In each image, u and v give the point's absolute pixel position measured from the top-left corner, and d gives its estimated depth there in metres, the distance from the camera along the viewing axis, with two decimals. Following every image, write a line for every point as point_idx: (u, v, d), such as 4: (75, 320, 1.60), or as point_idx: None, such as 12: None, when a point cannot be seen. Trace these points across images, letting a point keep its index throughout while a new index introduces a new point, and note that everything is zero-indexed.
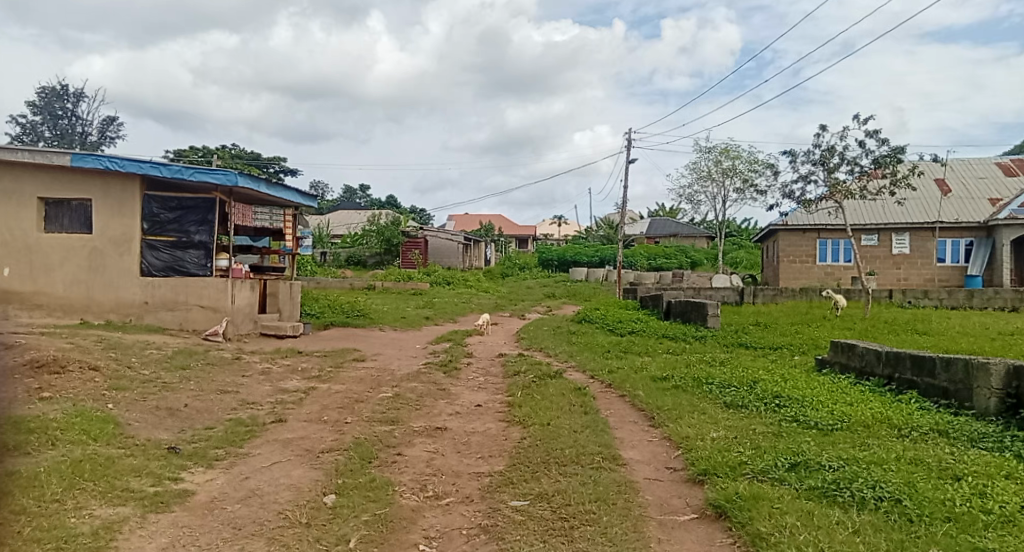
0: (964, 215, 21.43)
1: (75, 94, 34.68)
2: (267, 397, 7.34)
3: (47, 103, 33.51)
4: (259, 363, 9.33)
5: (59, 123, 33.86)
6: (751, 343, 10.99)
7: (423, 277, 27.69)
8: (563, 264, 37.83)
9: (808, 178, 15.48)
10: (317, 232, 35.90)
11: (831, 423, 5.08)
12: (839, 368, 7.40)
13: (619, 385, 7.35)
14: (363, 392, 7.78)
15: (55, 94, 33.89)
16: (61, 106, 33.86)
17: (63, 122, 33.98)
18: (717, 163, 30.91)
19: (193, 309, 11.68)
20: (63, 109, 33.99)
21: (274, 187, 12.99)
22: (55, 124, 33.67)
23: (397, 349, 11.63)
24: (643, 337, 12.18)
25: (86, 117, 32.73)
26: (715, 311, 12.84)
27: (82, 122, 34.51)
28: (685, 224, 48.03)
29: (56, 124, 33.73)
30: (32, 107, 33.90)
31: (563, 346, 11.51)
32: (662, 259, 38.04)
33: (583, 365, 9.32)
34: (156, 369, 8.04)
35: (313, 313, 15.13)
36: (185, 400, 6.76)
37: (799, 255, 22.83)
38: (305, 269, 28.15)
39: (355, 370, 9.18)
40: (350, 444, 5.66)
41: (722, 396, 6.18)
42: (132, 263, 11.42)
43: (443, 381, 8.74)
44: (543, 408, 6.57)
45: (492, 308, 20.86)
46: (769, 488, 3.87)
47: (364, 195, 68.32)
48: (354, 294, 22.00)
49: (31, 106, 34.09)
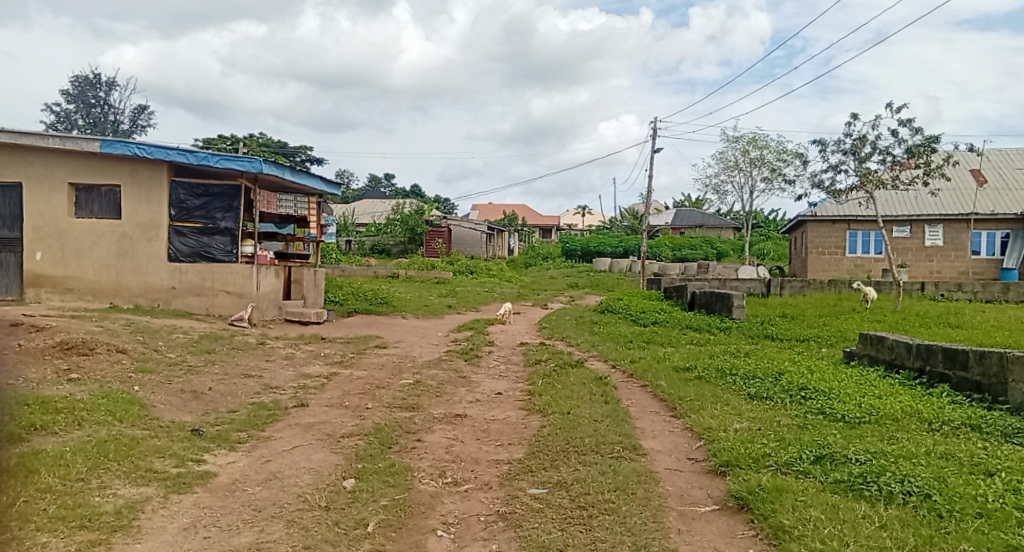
0: (1001, 206, 20.82)
1: (107, 82, 35.32)
2: (290, 381, 7.41)
3: (81, 91, 34.21)
4: (283, 348, 9.43)
5: (93, 112, 34.53)
6: (778, 335, 10.81)
7: (446, 266, 27.77)
8: (586, 254, 37.65)
9: (839, 167, 15.15)
10: (342, 221, 36.18)
11: (859, 416, 4.96)
12: (868, 361, 7.24)
13: (641, 375, 7.28)
14: (384, 378, 7.82)
15: (88, 83, 34.58)
16: (94, 95, 34.53)
17: (96, 110, 34.65)
18: (745, 152, 30.41)
19: (219, 295, 11.82)
20: (96, 98, 34.67)
21: (299, 174, 13.06)
22: (88, 112, 34.35)
23: (419, 337, 11.67)
24: (667, 327, 12.07)
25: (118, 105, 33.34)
26: (740, 302, 12.68)
27: (115, 111, 35.13)
28: (711, 215, 47.46)
29: (90, 113, 34.41)
30: (67, 95, 34.63)
31: (585, 336, 11.44)
32: (687, 250, 37.66)
33: (605, 355, 9.26)
34: (182, 353, 8.17)
35: (337, 300, 15.26)
36: (209, 383, 6.86)
37: (827, 247, 22.41)
38: (329, 257, 28.39)
39: (377, 356, 9.24)
40: (371, 430, 5.68)
41: (746, 387, 6.08)
42: (160, 248, 11.60)
43: (464, 368, 8.74)
44: (563, 397, 6.53)
45: (514, 298, 20.85)
46: (793, 480, 3.78)
47: (388, 184, 68.67)
48: (378, 282, 22.15)
49: (66, 95, 34.82)
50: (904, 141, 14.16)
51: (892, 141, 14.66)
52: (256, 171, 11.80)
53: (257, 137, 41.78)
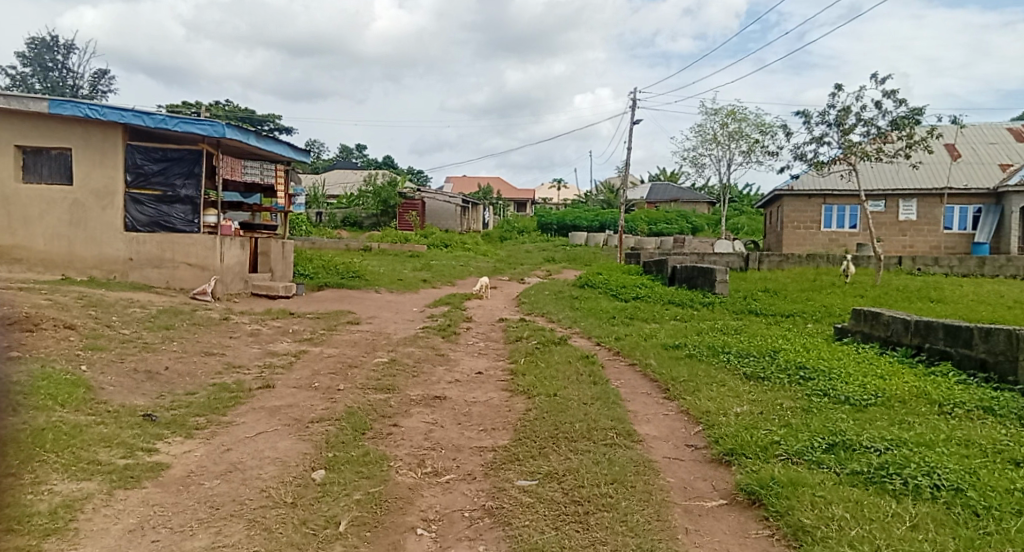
0: (973, 181, 20.91)
1: (65, 45, 33.59)
2: (255, 360, 6.94)
3: (37, 54, 32.51)
4: (248, 324, 8.90)
5: (51, 75, 32.85)
6: (762, 311, 10.58)
7: (420, 239, 27.16)
8: (562, 228, 37.27)
9: (822, 139, 14.93)
10: (312, 192, 35.17)
11: (865, 399, 4.69)
12: (861, 337, 7.01)
13: (628, 353, 6.96)
14: (358, 356, 7.38)
15: (44, 45, 32.76)
16: (51, 58, 32.79)
17: (54, 74, 32.97)
18: (723, 125, 30.14)
19: (180, 267, 11.19)
20: (54, 61, 32.94)
21: (265, 139, 12.34)
22: (45, 76, 32.71)
23: (393, 312, 11.21)
24: (648, 302, 11.80)
25: (77, 68, 31.74)
26: (723, 277, 12.43)
27: (74, 75, 33.45)
28: (686, 189, 47.32)
29: (47, 77, 32.76)
30: (22, 57, 32.90)
31: (566, 312, 11.09)
32: (663, 224, 37.50)
33: (588, 331, 8.92)
34: (138, 329, 7.60)
35: (307, 273, 14.69)
36: (166, 362, 6.34)
37: (803, 221, 22.35)
38: (299, 229, 27.59)
39: (350, 333, 8.77)
40: (343, 414, 5.25)
41: (741, 366, 5.77)
42: (116, 217, 10.89)
43: (441, 346, 8.33)
44: (549, 378, 6.17)
45: (490, 272, 20.38)
46: (807, 472, 3.47)
47: (361, 156, 67.30)
48: (350, 255, 21.52)
49: (20, 56, 33.06)
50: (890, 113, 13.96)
51: (876, 113, 14.47)
52: (218, 135, 11.09)
53: (224, 105, 40.31)
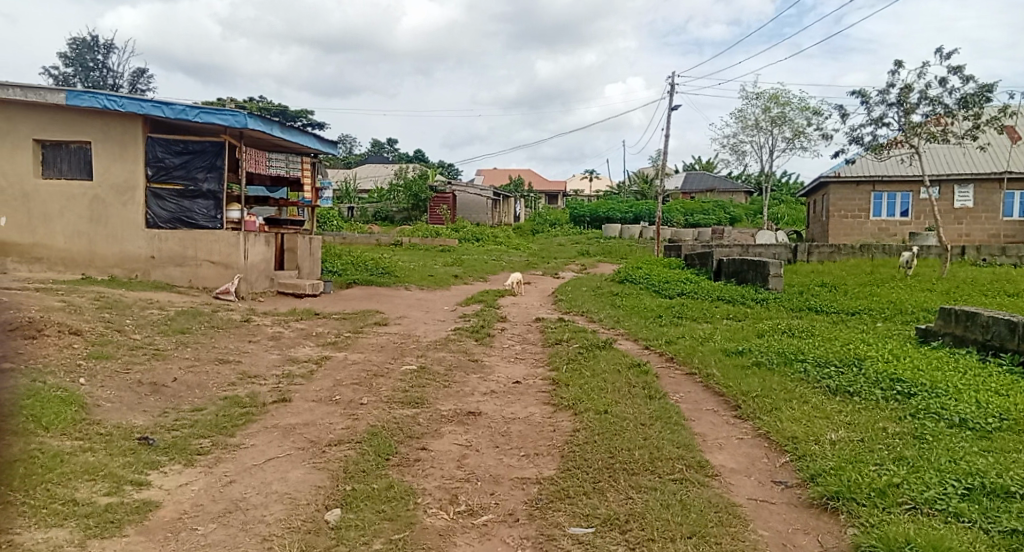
0: None
1: (106, 45, 33.76)
2: (273, 368, 6.33)
3: (79, 55, 32.75)
4: (269, 326, 8.35)
5: (92, 76, 33.14)
6: (822, 308, 9.68)
7: (451, 233, 26.58)
8: (595, 220, 36.33)
9: (881, 121, 13.86)
10: (344, 187, 34.87)
11: (989, 422, 3.86)
12: (952, 340, 6.15)
13: (684, 360, 6.19)
14: (384, 363, 6.73)
15: (86, 46, 32.95)
16: (92, 58, 32.93)
17: (95, 74, 33.21)
18: (766, 110, 28.87)
19: (203, 265, 10.67)
20: (95, 61, 33.11)
21: (289, 130, 11.77)
22: (87, 76, 33.01)
23: (423, 311, 10.59)
24: (695, 299, 10.99)
25: (117, 69, 31.83)
26: (777, 271, 11.49)
27: (114, 75, 33.63)
28: (723, 179, 45.95)
29: (89, 77, 33.06)
30: (64, 59, 33.20)
31: (607, 310, 10.33)
32: (700, 215, 36.30)
33: (634, 333, 8.15)
34: (151, 333, 7.07)
35: (335, 270, 14.17)
36: (175, 372, 5.78)
37: (851, 210, 21.12)
38: (329, 224, 27.29)
39: (377, 335, 8.14)
40: (364, 435, 4.60)
41: (823, 379, 4.96)
42: (137, 213, 10.45)
43: (474, 350, 7.64)
44: (596, 390, 5.46)
45: (523, 266, 19.70)
46: (948, 530, 2.71)
47: (392, 150, 67.08)
48: (381, 250, 21.02)
49: (63, 57, 33.39)
50: (959, 90, 12.84)
51: (942, 91, 13.36)
52: (240, 126, 10.55)
53: (257, 101, 40.27)
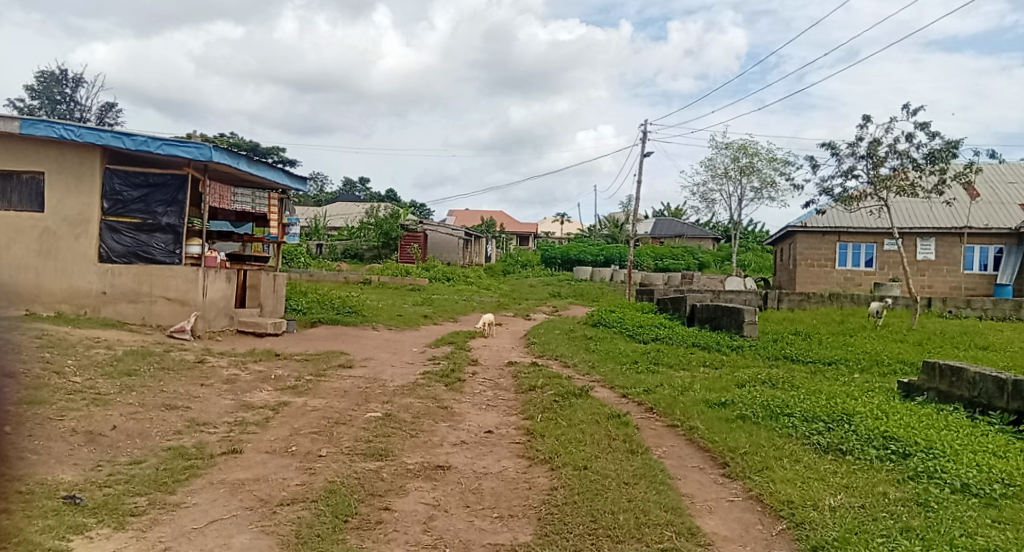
0: (994, 220, 19.99)
1: (74, 79, 33.11)
2: (225, 415, 5.85)
3: (46, 87, 32.02)
4: (225, 368, 7.85)
5: (58, 108, 32.39)
6: (798, 358, 9.53)
7: (421, 272, 26.20)
8: (566, 262, 36.28)
9: (851, 172, 14.08)
10: (313, 224, 34.37)
11: (994, 489, 3.63)
12: (937, 396, 5.99)
13: (665, 411, 5.89)
14: (346, 410, 6.30)
15: (54, 78, 32.25)
16: (60, 91, 32.21)
17: (61, 107, 32.47)
18: (735, 159, 29.42)
19: (158, 302, 10.14)
20: (63, 94, 32.38)
21: (256, 163, 11.41)
22: (53, 109, 32.25)
23: (390, 353, 10.16)
24: (671, 345, 10.78)
25: (84, 103, 31.15)
26: (752, 318, 11.36)
27: (81, 108, 32.91)
28: (691, 226, 46.57)
29: (55, 109, 32.30)
30: (30, 90, 32.44)
31: (581, 355, 10.03)
32: (669, 260, 36.56)
33: (610, 380, 7.85)
34: (93, 376, 6.52)
35: (299, 308, 13.68)
36: (115, 420, 5.27)
37: (818, 258, 21.37)
38: (296, 262, 26.71)
39: (340, 379, 7.69)
40: (321, 493, 4.18)
41: (813, 436, 4.70)
42: (89, 246, 9.92)
43: (443, 396, 7.24)
44: (574, 443, 5.12)
45: (494, 308, 19.37)
46: None
47: (364, 189, 66.79)
48: (348, 289, 20.52)
49: (29, 89, 32.62)
50: (926, 145, 13.13)
51: (909, 145, 13.65)
52: (205, 158, 10.17)
53: (228, 137, 39.77)
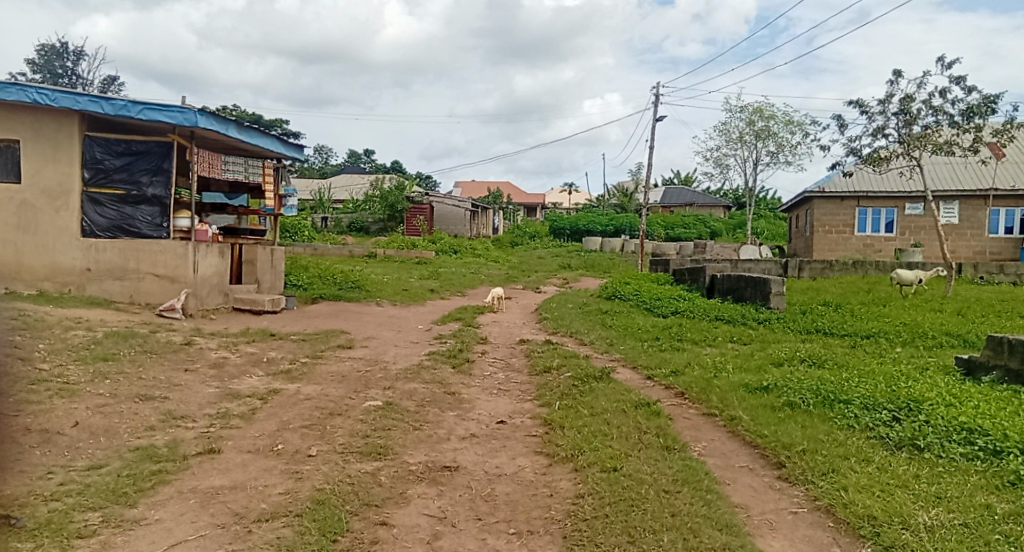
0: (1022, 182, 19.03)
1: (75, 52, 32.09)
2: (207, 407, 5.24)
3: (47, 62, 31.04)
4: (213, 350, 7.24)
5: (59, 83, 31.51)
6: (831, 331, 8.84)
7: (428, 245, 25.51)
8: (575, 233, 35.48)
9: (881, 131, 13.19)
10: (318, 196, 33.68)
11: None
12: (1008, 376, 5.29)
13: (698, 398, 5.22)
14: (342, 398, 5.66)
15: (54, 52, 31.25)
16: (61, 65, 31.22)
17: (63, 82, 31.59)
18: (750, 123, 28.35)
19: (146, 279, 9.45)
20: (64, 68, 31.43)
21: (247, 130, 10.65)
22: (54, 84, 31.35)
23: (393, 331, 9.53)
24: (692, 319, 10.10)
25: (85, 77, 30.21)
26: (779, 289, 10.62)
27: (83, 83, 32.05)
28: (702, 194, 45.55)
29: (56, 85, 31.42)
30: (31, 65, 31.53)
31: (597, 331, 9.36)
32: (680, 229, 35.73)
33: (633, 360, 7.18)
34: (65, 363, 5.90)
35: (299, 284, 13.06)
36: (79, 415, 4.65)
37: (836, 225, 20.53)
38: (300, 235, 26.09)
39: (338, 362, 7.06)
40: (307, 505, 3.55)
41: (882, 431, 4.02)
42: (71, 220, 9.28)
43: (450, 380, 6.60)
44: (599, 437, 4.49)
45: (503, 280, 18.71)
46: None
47: (369, 161, 65.82)
48: (352, 262, 19.88)
49: (30, 63, 31.72)
50: (964, 99, 12.23)
51: (944, 101, 12.76)
52: (190, 124, 9.42)
53: (231, 110, 38.84)
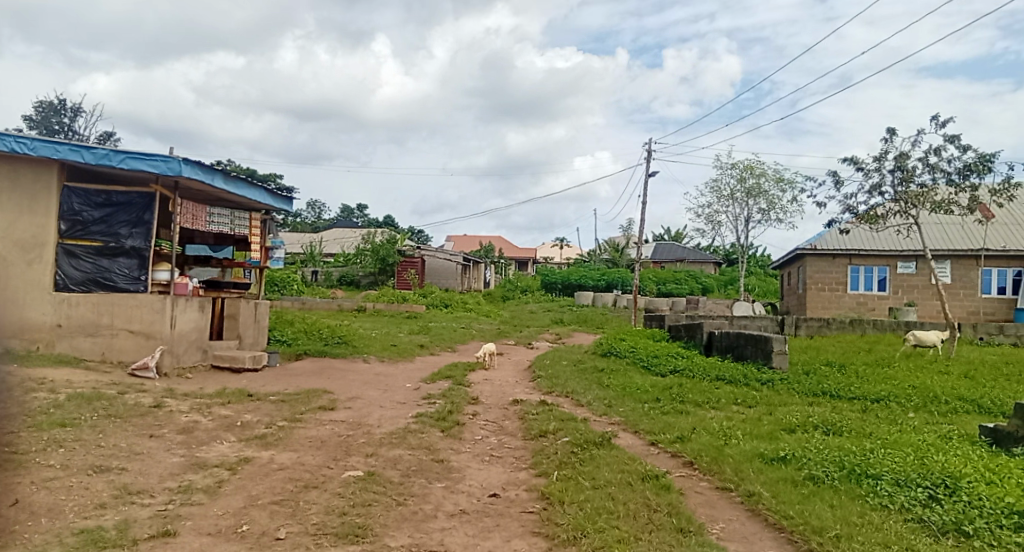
0: (1012, 242, 19.00)
1: (73, 108, 32.16)
2: (169, 479, 4.74)
3: (45, 118, 31.02)
4: (184, 414, 6.74)
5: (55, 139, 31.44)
6: (839, 393, 8.44)
7: (418, 299, 25.11)
8: (567, 288, 35.21)
9: (877, 189, 13.09)
10: (309, 249, 33.44)
11: None
12: None
13: (709, 470, 4.79)
14: (319, 468, 5.17)
15: (52, 108, 31.27)
16: (58, 122, 31.20)
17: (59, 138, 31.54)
18: (741, 180, 28.53)
19: (119, 335, 8.97)
20: (61, 125, 31.43)
21: (234, 181, 10.38)
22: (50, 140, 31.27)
23: (379, 391, 9.03)
24: (692, 379, 9.68)
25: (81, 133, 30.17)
26: (781, 348, 10.24)
27: (79, 139, 32.03)
28: (693, 250, 45.62)
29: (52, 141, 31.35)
30: (29, 120, 31.56)
31: (594, 390, 8.92)
32: (673, 284, 35.56)
33: (634, 424, 6.72)
34: (18, 430, 5.40)
35: (283, 339, 12.58)
36: (20, 492, 4.15)
37: (830, 282, 20.34)
38: (289, 289, 25.70)
39: (318, 426, 6.56)
40: None
41: (924, 515, 3.61)
42: (43, 274, 8.87)
43: (439, 446, 6.12)
44: (605, 516, 4.03)
45: (494, 335, 18.26)
46: None
47: (362, 216, 65.94)
48: (341, 317, 19.45)
49: (27, 119, 31.75)
50: (959, 157, 12.21)
51: (939, 159, 12.76)
52: (173, 174, 9.13)
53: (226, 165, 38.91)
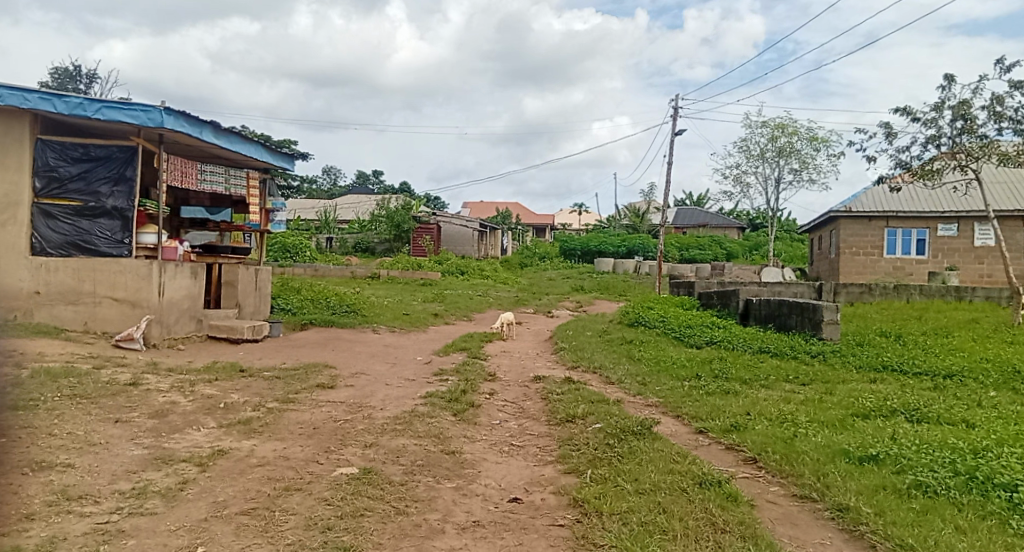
0: None
1: (88, 75, 31.36)
2: (122, 479, 3.90)
3: (60, 85, 30.14)
4: (162, 393, 5.93)
5: None
6: (903, 369, 7.44)
7: (434, 266, 24.25)
8: (586, 254, 34.18)
9: (934, 141, 11.88)
10: (323, 216, 32.68)
11: None
12: None
13: (784, 472, 3.87)
14: (306, 464, 4.32)
15: (67, 75, 30.34)
16: (73, 89, 30.32)
17: None
18: (772, 139, 27.08)
19: (103, 303, 8.20)
20: (76, 91, 30.55)
21: (226, 134, 9.43)
22: None
23: (386, 365, 8.20)
24: (732, 352, 8.71)
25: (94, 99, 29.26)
26: (832, 317, 9.21)
27: None
28: (715, 215, 44.17)
29: None
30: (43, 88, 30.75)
31: (624, 365, 8.01)
32: (696, 250, 34.35)
33: (676, 408, 5.81)
34: None
35: (287, 308, 11.78)
36: None
37: (865, 247, 19.12)
38: (302, 255, 24.96)
39: (313, 408, 5.73)
40: None
41: None
42: (18, 235, 8.08)
43: (450, 433, 5.25)
44: (657, 538, 3.13)
45: (512, 303, 17.37)
46: None
47: (378, 183, 64.98)
48: (352, 284, 18.66)
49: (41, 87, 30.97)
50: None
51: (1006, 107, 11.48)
52: (155, 124, 8.21)
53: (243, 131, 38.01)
